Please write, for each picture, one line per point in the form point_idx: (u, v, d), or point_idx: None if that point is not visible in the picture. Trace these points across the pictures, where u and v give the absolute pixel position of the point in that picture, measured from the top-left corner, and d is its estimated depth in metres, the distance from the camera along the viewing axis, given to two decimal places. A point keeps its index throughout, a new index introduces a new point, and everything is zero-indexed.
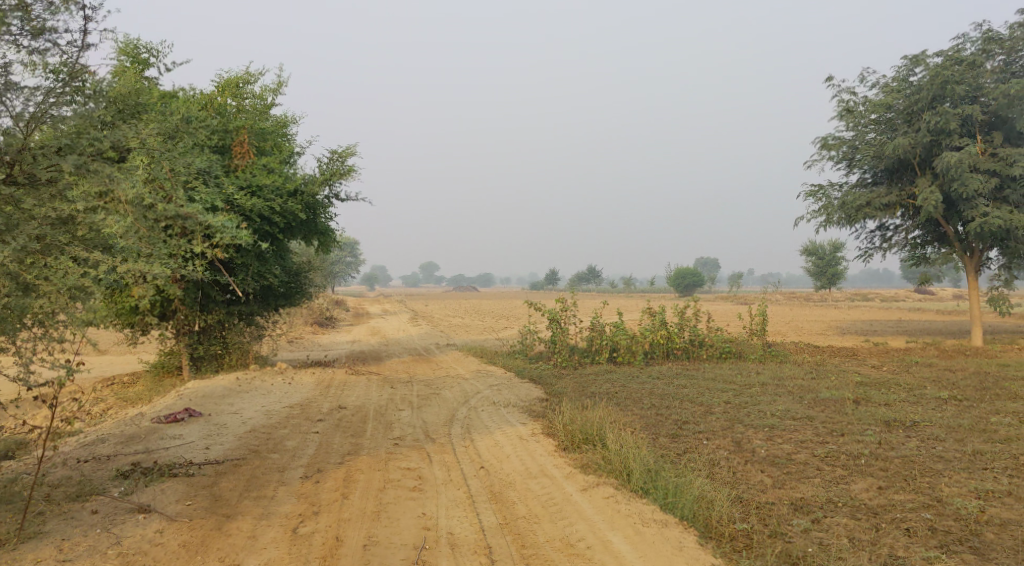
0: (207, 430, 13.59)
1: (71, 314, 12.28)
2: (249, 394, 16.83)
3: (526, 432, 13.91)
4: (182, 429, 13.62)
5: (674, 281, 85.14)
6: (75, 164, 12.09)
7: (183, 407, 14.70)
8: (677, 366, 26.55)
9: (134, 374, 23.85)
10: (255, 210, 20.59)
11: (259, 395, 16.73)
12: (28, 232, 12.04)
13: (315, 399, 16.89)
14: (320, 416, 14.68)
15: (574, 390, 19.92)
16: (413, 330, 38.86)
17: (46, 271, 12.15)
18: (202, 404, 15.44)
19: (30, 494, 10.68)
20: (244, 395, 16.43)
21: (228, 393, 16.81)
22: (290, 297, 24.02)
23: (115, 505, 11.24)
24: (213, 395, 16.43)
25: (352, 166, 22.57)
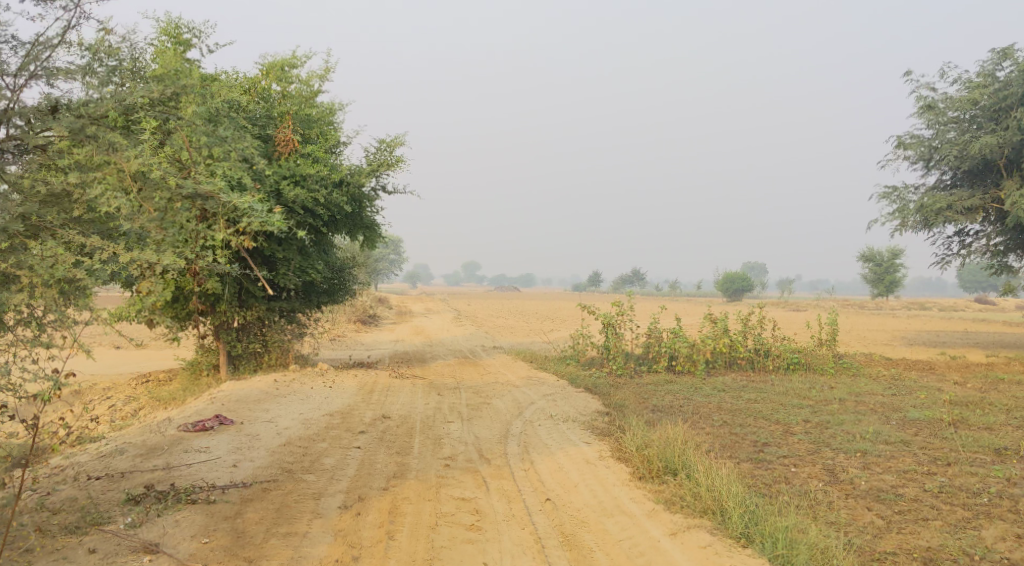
0: (236, 443, 12.23)
1: (60, 311, 11.06)
2: (288, 397, 15.49)
3: (594, 456, 12.41)
4: (208, 440, 12.26)
5: (723, 286, 83.07)
6: (70, 126, 11.06)
7: (213, 413, 13.37)
8: (742, 377, 24.87)
9: (170, 372, 22.75)
10: (297, 200, 19.25)
11: (299, 398, 15.40)
12: (12, 210, 10.91)
13: (358, 405, 15.55)
14: (362, 428, 13.26)
15: (637, 403, 18.41)
16: (458, 330, 37.56)
17: (32, 258, 10.91)
18: (234, 410, 14.12)
19: (11, 530, 9.32)
20: (279, 400, 15.09)
21: (264, 395, 15.49)
22: (333, 294, 22.73)
23: (117, 542, 9.86)
24: (247, 397, 15.12)
25: (401, 157, 21.17)
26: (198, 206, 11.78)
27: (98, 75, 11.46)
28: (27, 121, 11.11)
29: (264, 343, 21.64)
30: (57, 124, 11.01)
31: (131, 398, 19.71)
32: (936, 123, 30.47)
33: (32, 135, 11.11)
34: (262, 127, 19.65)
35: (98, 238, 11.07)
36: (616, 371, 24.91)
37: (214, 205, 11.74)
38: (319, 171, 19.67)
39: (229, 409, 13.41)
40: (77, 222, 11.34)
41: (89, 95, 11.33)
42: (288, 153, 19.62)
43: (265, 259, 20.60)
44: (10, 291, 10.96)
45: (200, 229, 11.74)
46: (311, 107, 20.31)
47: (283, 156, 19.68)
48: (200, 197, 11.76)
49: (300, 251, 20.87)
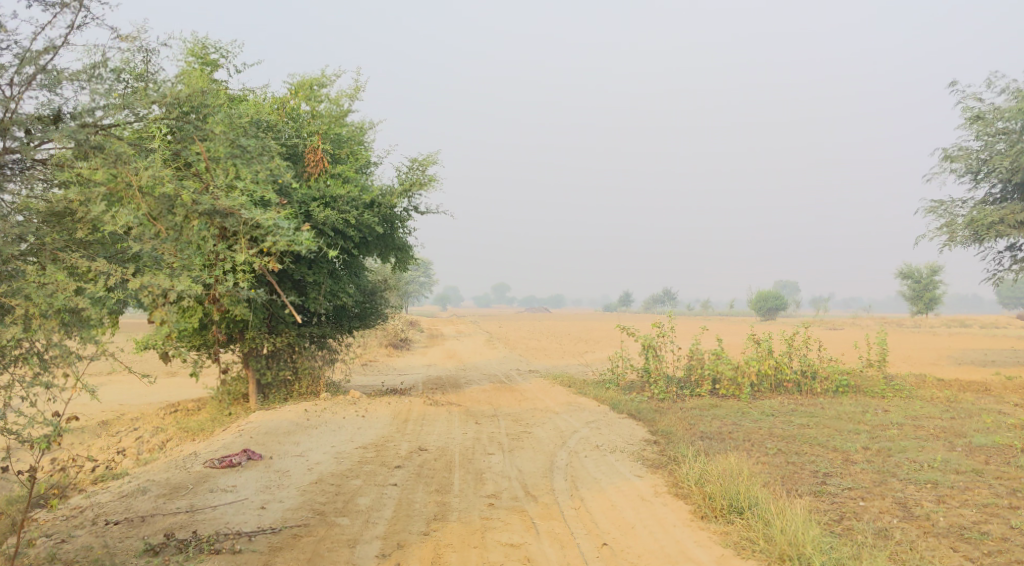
0: (263, 482, 11.52)
1: (61, 348, 10.55)
2: (319, 428, 14.78)
3: (649, 492, 11.58)
4: (234, 479, 11.57)
5: (756, 305, 81.77)
6: (74, 137, 10.48)
7: (241, 448, 12.68)
8: (790, 401, 23.86)
9: (199, 401, 22.15)
10: (328, 223, 18.63)
11: (330, 429, 14.69)
12: (10, 228, 10.35)
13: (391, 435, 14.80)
14: (399, 462, 12.51)
15: (684, 430, 17.55)
16: (491, 353, 36.82)
17: (32, 285, 10.44)
18: (262, 445, 13.43)
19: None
20: (311, 431, 14.38)
21: (293, 426, 14.79)
22: (364, 317, 22.12)
23: None
24: (275, 429, 14.45)
25: (433, 176, 20.52)
26: (216, 224, 10.99)
27: (114, 90, 11.00)
28: (27, 133, 10.46)
29: (295, 370, 20.98)
30: (59, 135, 10.45)
31: (158, 430, 19.12)
32: (984, 134, 29.43)
33: (31, 148, 10.44)
34: (292, 148, 19.04)
35: (102, 260, 10.53)
36: (658, 395, 24.00)
37: (234, 223, 10.95)
38: (351, 192, 19.05)
39: (258, 444, 12.70)
40: (82, 244, 10.85)
41: (95, 104, 10.79)
42: (317, 173, 18.94)
43: (295, 283, 20.06)
44: (5, 323, 10.45)
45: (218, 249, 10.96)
46: (342, 126, 19.67)
47: (312, 176, 19.03)
48: (219, 214, 10.96)
49: (331, 274, 20.28)
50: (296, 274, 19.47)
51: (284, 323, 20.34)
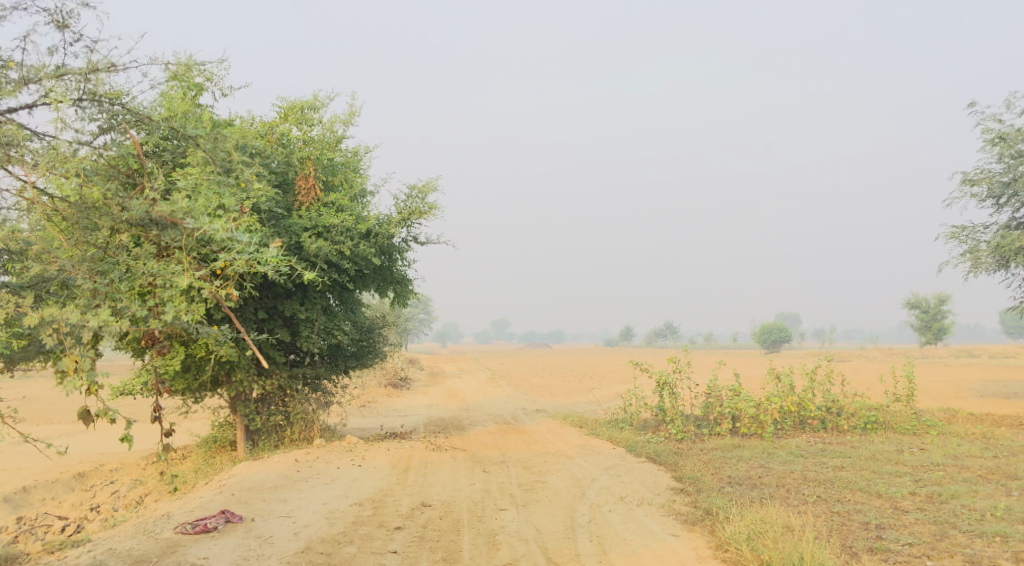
0: (240, 552, 10.04)
1: None
2: (309, 481, 13.27)
3: (690, 560, 10.26)
4: (207, 548, 10.08)
5: (761, 338, 80.23)
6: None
7: (219, 507, 11.23)
8: (816, 440, 22.35)
9: (185, 449, 20.74)
10: (321, 255, 17.22)
11: (322, 482, 13.19)
12: None
13: (391, 487, 13.31)
14: (399, 522, 11.06)
15: (711, 476, 16.14)
16: (495, 391, 35.36)
17: None
18: (243, 504, 11.94)
19: None
20: (300, 484, 12.91)
21: (281, 481, 13.28)
22: (361, 356, 20.66)
23: None
24: (259, 485, 12.94)
25: (434, 204, 19.13)
26: (152, 238, 10.54)
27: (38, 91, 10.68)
28: None
29: (286, 415, 19.49)
30: None
31: (137, 483, 17.73)
32: (1007, 156, 28.18)
33: None
34: (282, 175, 17.64)
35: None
36: (676, 435, 22.49)
37: (174, 235, 10.51)
38: (345, 221, 17.64)
39: (239, 504, 11.22)
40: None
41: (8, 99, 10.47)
42: (309, 202, 17.51)
43: (285, 320, 18.64)
44: None
45: (153, 269, 10.45)
46: (334, 151, 18.27)
47: (304, 205, 17.58)
48: (156, 226, 10.54)
49: (325, 310, 18.86)
50: (286, 311, 18.04)
51: (274, 363, 18.90)
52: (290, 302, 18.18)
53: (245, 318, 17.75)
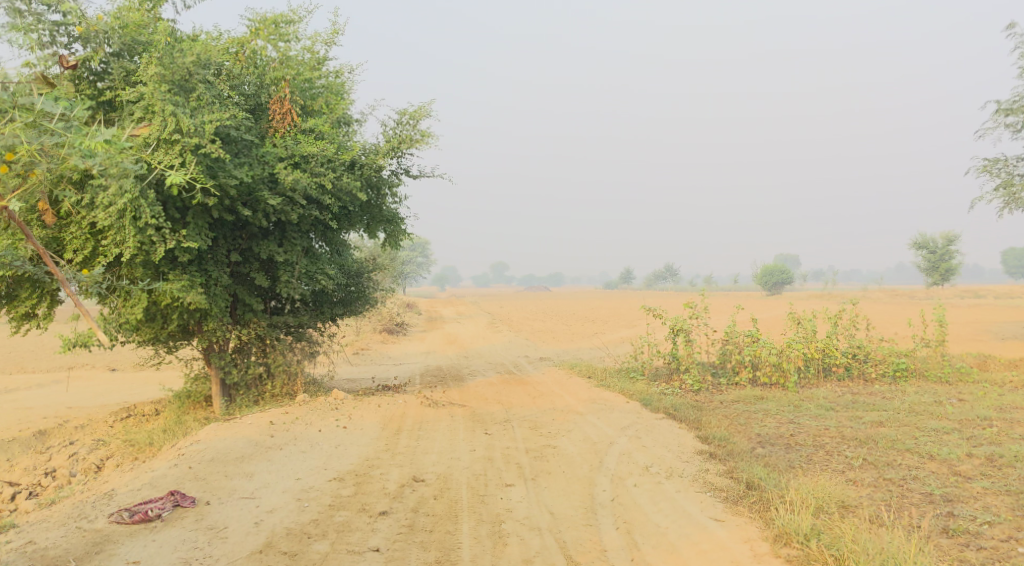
0: (182, 553, 8.81)
1: None
2: (284, 450, 11.59)
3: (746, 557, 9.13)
4: (140, 549, 8.86)
5: (763, 279, 78.38)
6: None
7: (169, 488, 9.78)
8: (844, 391, 20.55)
9: (158, 403, 19.02)
10: (299, 189, 15.21)
11: (298, 451, 11.51)
12: None
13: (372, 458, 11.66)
14: (387, 506, 9.67)
15: (740, 436, 14.46)
16: (494, 337, 33.61)
17: None
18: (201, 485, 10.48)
19: None
20: (273, 451, 11.30)
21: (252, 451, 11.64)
22: (348, 302, 18.78)
23: None
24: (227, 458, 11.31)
25: (426, 131, 17.06)
26: None
27: None
28: None
29: (266, 367, 17.67)
30: None
31: (99, 444, 16.07)
32: None
33: None
34: (253, 99, 15.61)
35: None
36: (691, 386, 20.67)
37: None
38: (325, 150, 15.59)
39: (195, 483, 9.76)
40: None
41: None
42: (284, 128, 15.46)
43: (261, 262, 16.76)
44: None
45: None
46: (313, 71, 16.12)
47: (279, 132, 15.54)
48: None
49: (307, 251, 16.89)
50: (262, 252, 16.12)
51: (251, 311, 17.06)
52: (265, 243, 16.27)
53: (216, 261, 15.87)
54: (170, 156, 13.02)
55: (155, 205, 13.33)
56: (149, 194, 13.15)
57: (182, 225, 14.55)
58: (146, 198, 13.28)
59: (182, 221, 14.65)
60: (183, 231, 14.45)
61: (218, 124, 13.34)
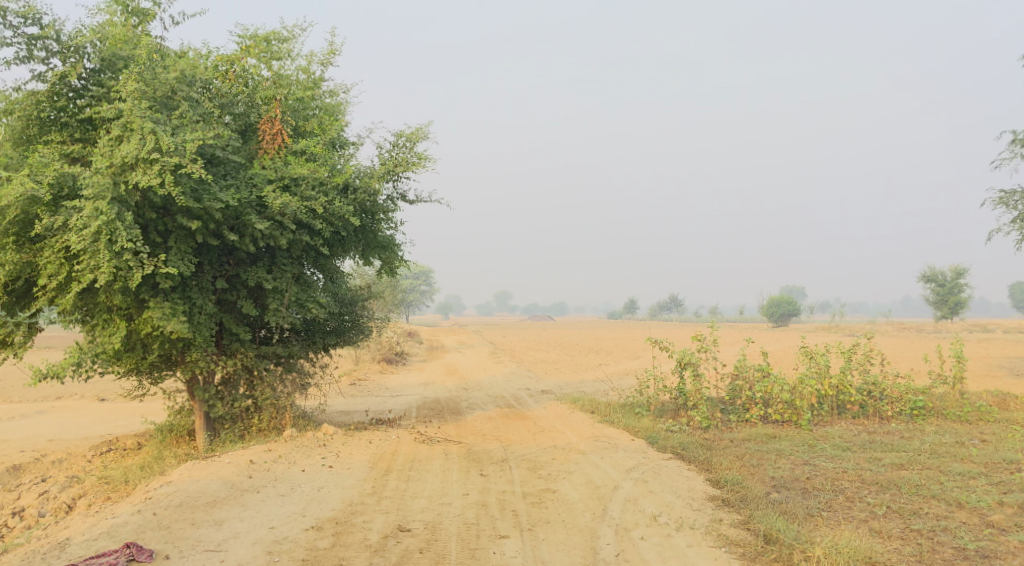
0: None
1: None
2: (261, 492, 10.74)
3: None
4: None
5: (768, 311, 77.40)
6: None
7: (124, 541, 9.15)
8: (860, 430, 19.62)
9: (141, 436, 18.17)
10: (288, 213, 14.42)
11: (276, 494, 10.67)
12: None
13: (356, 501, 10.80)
14: (370, 563, 9.05)
15: (753, 480, 13.57)
16: (496, 368, 32.73)
17: None
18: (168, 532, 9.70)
19: None
20: (249, 493, 10.51)
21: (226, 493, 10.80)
22: (342, 333, 17.94)
23: None
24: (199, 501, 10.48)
25: (424, 154, 16.27)
26: None
27: None
28: None
29: (253, 400, 16.81)
30: None
31: (74, 480, 15.25)
32: None
33: None
34: (243, 118, 14.88)
35: None
36: (700, 423, 19.76)
37: None
38: (317, 172, 14.81)
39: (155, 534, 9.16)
40: None
41: None
42: (274, 149, 14.70)
43: (249, 290, 15.95)
44: None
45: None
46: (306, 90, 15.38)
47: (268, 153, 14.78)
48: None
49: (298, 278, 16.06)
50: (250, 280, 15.31)
51: (238, 341, 16.23)
52: (254, 269, 15.47)
53: (200, 288, 15.07)
54: (149, 176, 12.27)
55: (131, 226, 12.50)
56: (125, 216, 12.40)
57: (163, 250, 13.77)
58: (123, 220, 12.45)
59: (163, 246, 13.88)
60: (164, 256, 13.67)
61: (200, 142, 12.58)
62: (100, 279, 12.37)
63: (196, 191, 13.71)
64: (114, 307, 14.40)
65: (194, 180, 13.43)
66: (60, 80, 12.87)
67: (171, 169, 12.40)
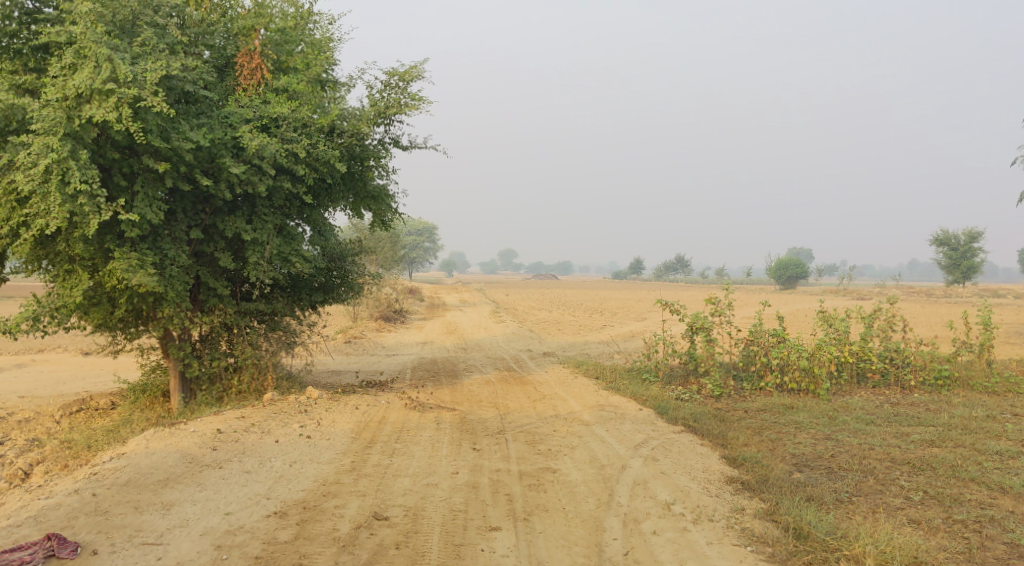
0: None
1: None
2: (222, 471, 9.68)
3: None
4: None
5: (776, 273, 75.90)
6: None
7: (45, 537, 8.39)
8: (882, 400, 18.34)
9: (117, 395, 17.06)
10: (267, 156, 13.07)
11: (239, 476, 9.59)
12: None
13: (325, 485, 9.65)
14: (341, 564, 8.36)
15: (773, 458, 12.36)
16: (498, 328, 31.48)
17: None
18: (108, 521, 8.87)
19: None
20: (210, 475, 9.60)
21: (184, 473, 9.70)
22: (330, 289, 16.63)
23: None
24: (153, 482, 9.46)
25: (418, 94, 14.85)
26: None
27: None
28: None
29: (233, 360, 15.59)
30: None
31: (36, 442, 14.18)
32: None
33: None
34: (219, 51, 13.53)
35: None
36: (711, 391, 18.53)
37: None
38: (298, 112, 13.46)
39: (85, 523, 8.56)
40: None
41: None
42: (252, 86, 13.35)
43: (228, 241, 14.66)
44: None
45: None
46: (290, 20, 13.97)
47: (246, 90, 13.45)
48: None
49: (281, 230, 14.73)
50: (227, 230, 14.00)
51: (216, 297, 14.99)
52: (232, 219, 14.16)
53: (173, 238, 13.80)
54: (104, 110, 11.03)
55: (87, 166, 11.30)
56: (80, 153, 11.20)
57: (128, 195, 12.52)
58: (77, 159, 11.25)
59: (129, 190, 12.63)
60: (128, 201, 12.41)
61: (162, 72, 11.30)
62: (52, 225, 11.21)
63: (164, 129, 12.42)
64: (77, 257, 13.21)
65: (160, 118, 12.15)
66: (9, 1, 11.62)
67: (129, 102, 11.15)
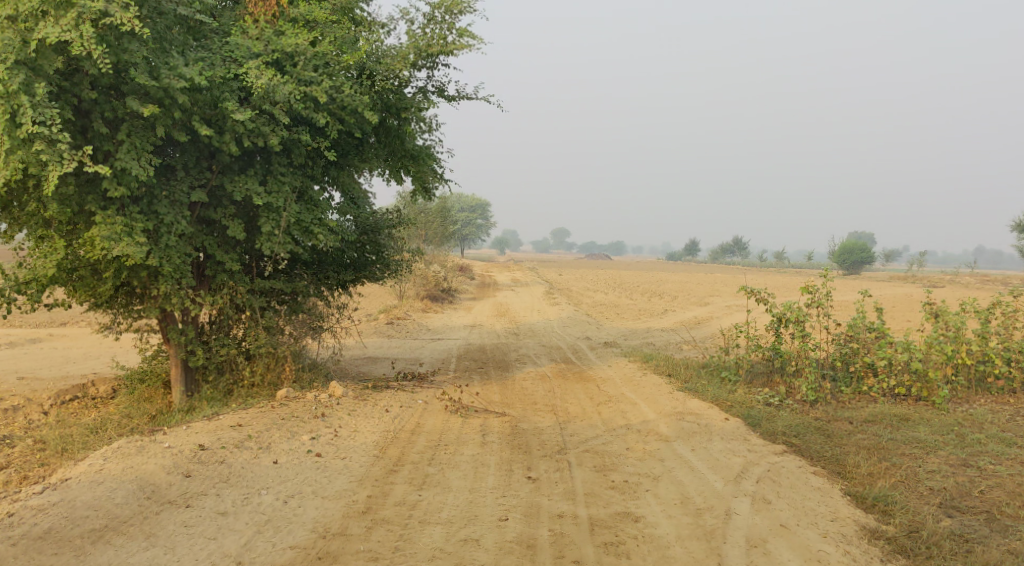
0: None
1: None
2: (187, 519, 8.03)
3: None
4: None
5: (842, 258, 72.00)
6: None
7: None
8: (1012, 412, 15.30)
9: (121, 380, 14.88)
10: (278, 99, 10.62)
11: (205, 528, 7.92)
12: None
13: (327, 540, 7.84)
14: None
15: (907, 496, 9.66)
16: (553, 311, 28.81)
17: None
18: None
19: None
20: (158, 529, 7.94)
21: (133, 519, 8.03)
22: (362, 267, 14.13)
23: None
24: (82, 535, 7.75)
25: (466, 28, 12.27)
26: None
27: None
28: None
29: (246, 348, 13.17)
30: None
31: (10, 438, 12.03)
32: None
33: None
34: None
35: None
36: (806, 395, 15.64)
37: None
38: (318, 46, 10.99)
39: None
40: None
41: None
42: (262, 14, 10.93)
43: (240, 206, 12.19)
44: None
45: None
46: None
47: (257, 19, 11.05)
48: None
49: (302, 195, 12.20)
50: (235, 193, 11.47)
51: (226, 273, 12.54)
52: (242, 179, 11.63)
53: (172, 201, 11.28)
54: (61, 28, 9.25)
55: (44, 103, 9.31)
56: (36, 89, 9.26)
57: (110, 144, 10.07)
58: (36, 95, 9.30)
59: (113, 140, 10.22)
60: (109, 153, 10.01)
61: None
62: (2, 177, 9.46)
63: (154, 65, 10.05)
64: (54, 221, 10.96)
65: (144, 49, 9.87)
66: None
67: (91, 18, 9.38)
